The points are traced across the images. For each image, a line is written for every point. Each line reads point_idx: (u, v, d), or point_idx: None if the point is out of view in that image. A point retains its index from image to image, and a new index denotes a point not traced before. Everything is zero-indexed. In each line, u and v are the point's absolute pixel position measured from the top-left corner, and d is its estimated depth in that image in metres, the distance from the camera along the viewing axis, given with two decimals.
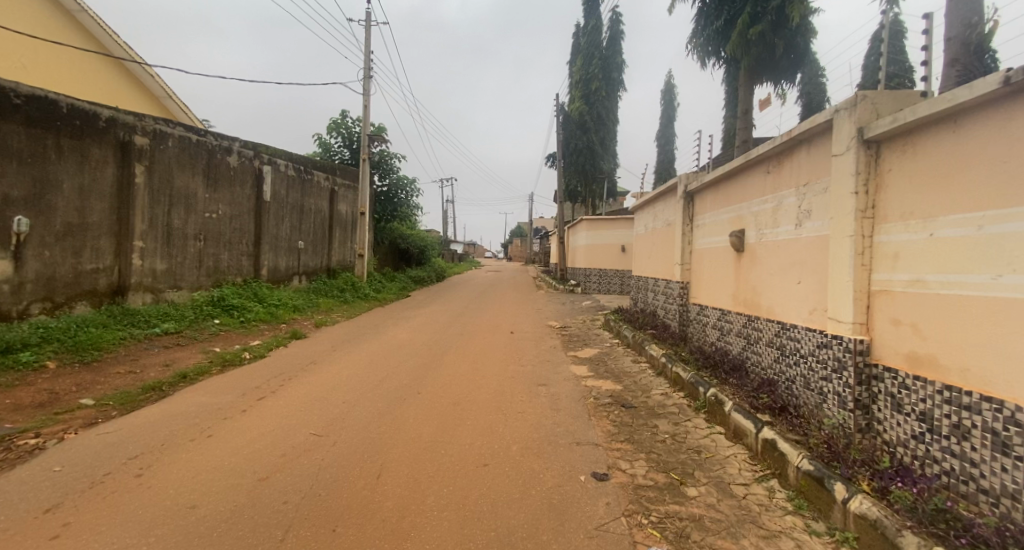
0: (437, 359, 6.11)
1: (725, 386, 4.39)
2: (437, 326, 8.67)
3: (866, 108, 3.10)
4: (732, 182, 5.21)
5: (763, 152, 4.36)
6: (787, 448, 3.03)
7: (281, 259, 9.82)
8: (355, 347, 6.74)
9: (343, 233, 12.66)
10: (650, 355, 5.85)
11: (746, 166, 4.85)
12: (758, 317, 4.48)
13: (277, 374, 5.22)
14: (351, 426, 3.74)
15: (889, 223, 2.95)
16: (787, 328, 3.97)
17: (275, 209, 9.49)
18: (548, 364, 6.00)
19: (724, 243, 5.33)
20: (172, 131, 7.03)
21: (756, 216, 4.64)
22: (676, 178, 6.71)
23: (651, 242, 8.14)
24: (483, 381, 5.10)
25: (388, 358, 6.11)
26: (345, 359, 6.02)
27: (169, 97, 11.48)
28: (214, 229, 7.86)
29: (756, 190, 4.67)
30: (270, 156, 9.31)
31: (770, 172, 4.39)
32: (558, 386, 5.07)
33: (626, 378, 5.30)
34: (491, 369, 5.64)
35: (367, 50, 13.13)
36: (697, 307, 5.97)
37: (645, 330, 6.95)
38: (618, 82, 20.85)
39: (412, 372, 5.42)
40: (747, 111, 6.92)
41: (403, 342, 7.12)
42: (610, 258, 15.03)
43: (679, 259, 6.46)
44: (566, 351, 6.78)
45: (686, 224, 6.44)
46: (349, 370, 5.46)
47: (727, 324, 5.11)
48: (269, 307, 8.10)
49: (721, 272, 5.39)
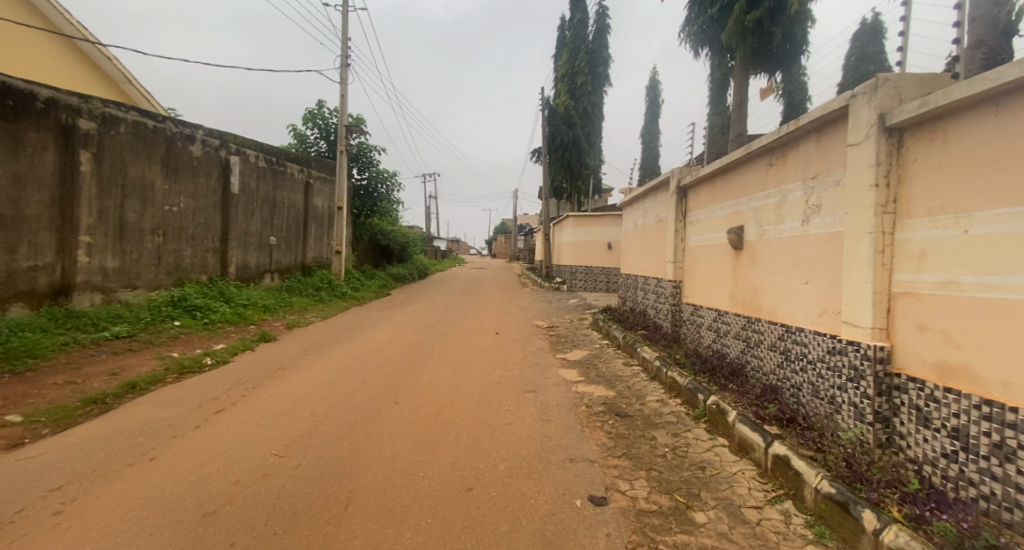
0: (418, 363, 5.71)
1: (725, 392, 4.10)
2: (418, 326, 8.25)
3: (888, 92, 2.82)
4: (729, 176, 4.92)
5: (766, 142, 4.07)
6: (803, 466, 2.74)
7: (251, 256, 9.25)
8: (329, 350, 6.31)
9: (319, 229, 12.09)
10: (642, 357, 5.56)
11: (746, 159, 4.57)
12: (759, 319, 4.21)
13: (240, 382, 4.76)
14: (319, 444, 3.33)
15: (913, 218, 2.68)
16: (792, 332, 3.71)
17: (243, 202, 8.91)
18: (535, 368, 5.67)
19: (721, 240, 5.05)
20: (125, 116, 6.44)
21: (756, 212, 4.36)
22: (669, 172, 6.43)
23: (641, 239, 7.85)
24: (466, 388, 4.74)
25: (364, 362, 5.69)
26: (317, 364, 5.58)
27: (131, 82, 10.84)
28: (175, 223, 7.29)
29: (756, 183, 4.39)
30: (239, 146, 8.71)
31: (772, 165, 4.11)
32: (548, 392, 4.74)
33: (619, 383, 4.99)
34: (475, 374, 5.26)
35: (345, 36, 12.57)
36: (691, 307, 5.70)
37: (636, 330, 6.67)
38: (604, 76, 20.62)
39: (391, 379, 5.02)
40: (742, 102, 6.69)
41: (382, 345, 6.70)
42: (596, 257, 14.77)
43: (671, 257, 6.19)
44: (553, 353, 6.46)
45: (679, 220, 6.16)
46: (320, 377, 5.03)
47: (724, 326, 4.85)
48: (237, 307, 7.56)
49: (717, 271, 5.12)
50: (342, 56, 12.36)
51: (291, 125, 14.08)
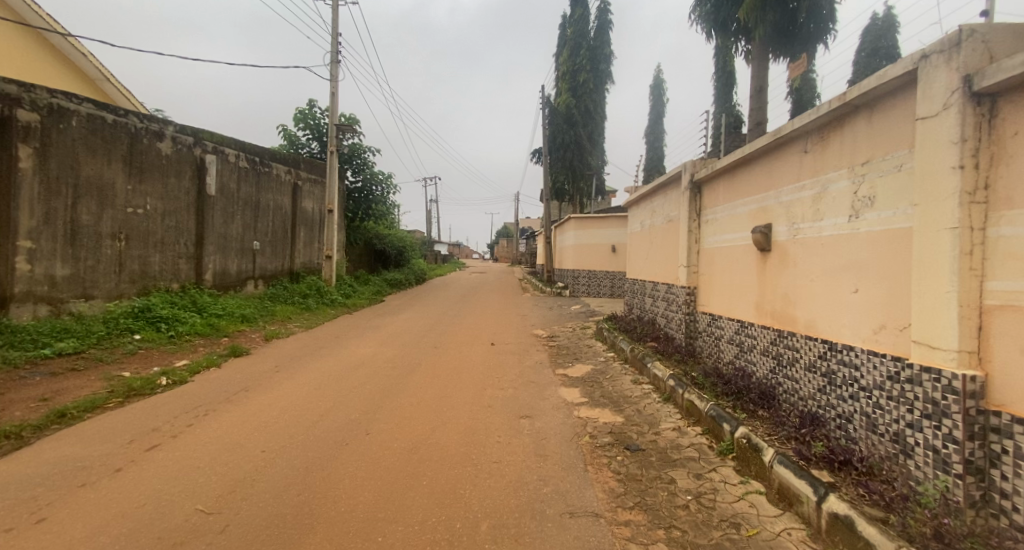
0: (401, 382, 5.08)
1: (755, 421, 3.43)
2: (408, 337, 7.63)
3: (974, 47, 2.15)
4: (753, 168, 4.26)
5: (800, 126, 3.43)
6: (873, 533, 2.07)
7: (231, 262, 8.65)
8: (304, 366, 5.69)
9: (309, 233, 11.50)
10: (653, 375, 4.92)
11: (772, 147, 3.92)
12: (793, 333, 3.56)
13: (190, 407, 4.13)
14: (258, 495, 2.69)
15: (1015, 207, 1.99)
16: (837, 352, 3.06)
17: (222, 204, 8.32)
18: (533, 386, 5.04)
19: (744, 241, 4.40)
20: (77, 108, 5.92)
21: (787, 207, 3.71)
22: (681, 166, 5.78)
23: (649, 241, 7.23)
24: (451, 414, 4.11)
25: (340, 381, 5.07)
26: (287, 383, 4.95)
27: (107, 80, 10.49)
28: (140, 227, 6.71)
29: (786, 174, 3.74)
30: (215, 144, 8.14)
31: (807, 152, 3.45)
32: (545, 418, 4.10)
33: (628, 406, 4.34)
34: (463, 396, 4.62)
35: (335, 31, 12.02)
36: (708, 317, 5.06)
37: (645, 342, 6.03)
38: (606, 73, 20.09)
39: (366, 401, 4.40)
40: (761, 88, 6.11)
41: (365, 359, 6.07)
42: (599, 259, 14.13)
43: (684, 260, 5.55)
44: (554, 367, 5.83)
45: (693, 220, 5.52)
46: (286, 399, 4.42)
47: (749, 340, 4.20)
48: (209, 317, 6.98)
49: (739, 276, 4.48)
50: (331, 52, 11.81)
51: (280, 126, 13.68)
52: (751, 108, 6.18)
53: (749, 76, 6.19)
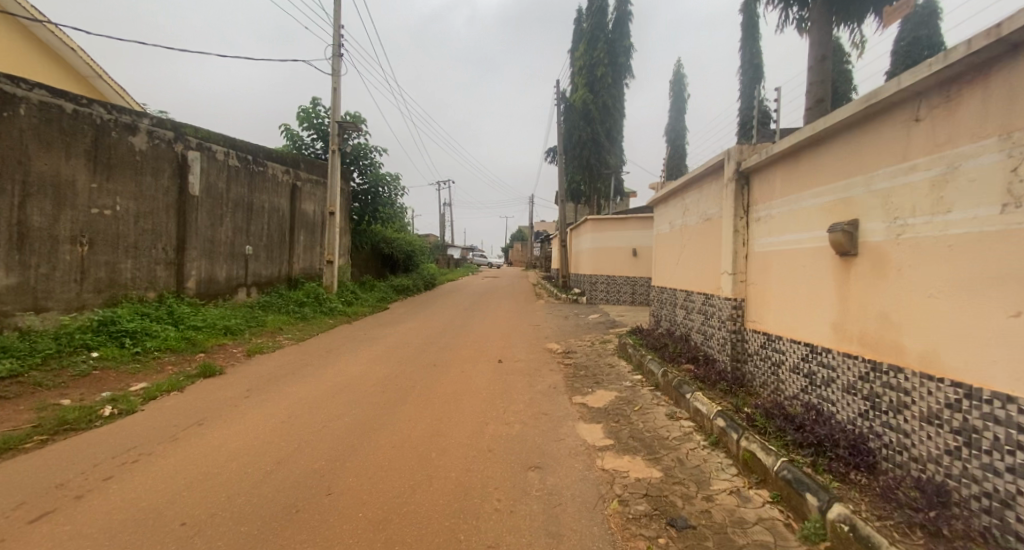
0: (386, 413, 4.25)
1: (850, 492, 2.47)
2: (406, 352, 6.81)
3: None
4: (828, 150, 3.32)
5: (910, 85, 2.48)
6: None
7: (219, 268, 7.98)
8: (279, 390, 4.90)
9: (309, 236, 10.81)
10: (694, 409, 3.99)
11: (859, 120, 2.98)
12: (898, 369, 2.60)
13: (121, 449, 3.35)
14: None
15: None
16: (983, 403, 2.10)
17: (208, 205, 7.67)
18: (545, 420, 4.16)
19: (813, 243, 3.45)
20: (29, 97, 5.34)
21: (885, 197, 2.75)
22: (721, 155, 4.84)
23: (680, 244, 6.29)
24: (441, 464, 3.25)
25: (316, 412, 4.26)
26: (252, 414, 4.16)
27: (99, 77, 10.08)
28: (109, 230, 6.10)
29: (882, 153, 2.79)
30: (201, 140, 7.50)
31: (922, 120, 2.50)
32: (560, 469, 3.21)
33: (666, 454, 3.42)
34: (458, 436, 3.74)
35: (338, 24, 11.40)
36: (763, 338, 4.10)
37: (680, 364, 5.08)
38: (625, 67, 19.17)
39: (338, 443, 3.57)
40: (824, 57, 5.45)
41: (352, 381, 5.26)
42: (619, 264, 13.16)
43: (728, 267, 4.60)
44: (570, 394, 4.93)
45: (740, 217, 4.56)
46: (243, 438, 3.62)
47: (825, 371, 3.24)
48: (186, 330, 6.28)
49: (806, 288, 3.53)
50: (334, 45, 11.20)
51: (284, 125, 13.06)
52: (814, 81, 5.50)
53: (809, 44, 5.48)
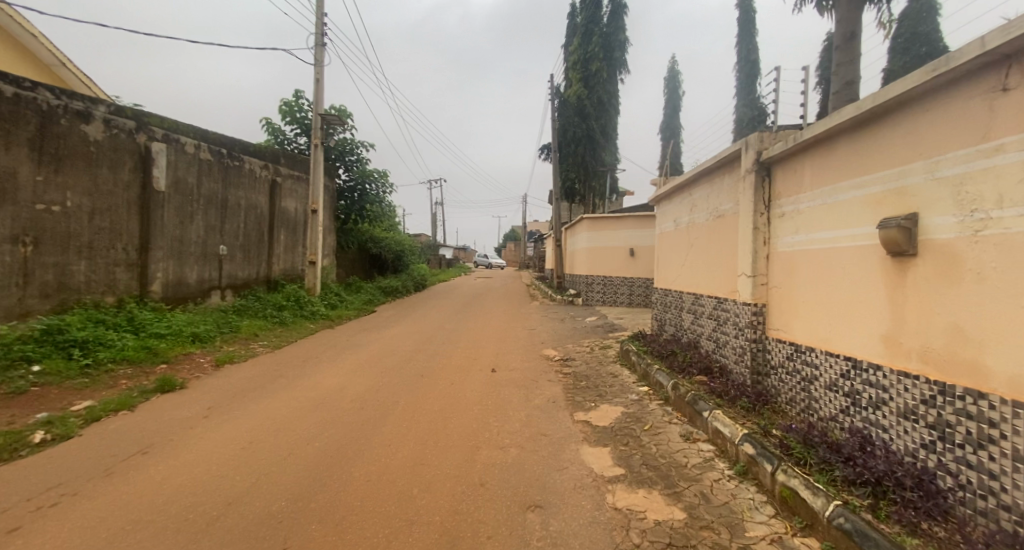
0: (364, 436, 3.72)
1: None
2: (391, 361, 6.27)
3: None
4: (875, 133, 2.84)
5: (997, 45, 1.99)
6: None
7: (190, 270, 7.40)
8: (244, 408, 4.35)
9: (290, 236, 10.21)
10: (714, 430, 3.51)
11: (920, 95, 2.50)
12: (978, 395, 2.12)
13: (41, 490, 2.80)
14: None
15: None
16: None
17: (176, 201, 7.10)
18: (545, 442, 3.66)
19: (856, 242, 2.98)
20: None
21: (958, 185, 2.27)
22: (737, 145, 4.37)
23: (687, 243, 5.83)
24: (425, 504, 2.73)
25: (282, 436, 3.72)
26: (208, 439, 3.62)
27: (64, 65, 9.52)
28: (57, 228, 5.61)
29: (953, 132, 2.31)
30: (167, 131, 6.94)
31: (1010, 90, 2.01)
32: (565, 509, 2.71)
33: (687, 488, 2.93)
34: (445, 465, 3.23)
35: (321, 11, 10.80)
36: (791, 348, 3.63)
37: (693, 375, 4.60)
38: (621, 62, 18.74)
39: (304, 477, 3.04)
40: (853, 34, 5.15)
41: (328, 396, 4.72)
42: (616, 264, 12.71)
43: (748, 269, 4.13)
44: (572, 410, 4.43)
45: (760, 214, 4.09)
46: (192, 471, 3.08)
47: (874, 391, 2.77)
48: (147, 338, 5.71)
49: (846, 294, 3.06)
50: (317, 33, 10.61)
51: (265, 119, 12.46)
52: (840, 61, 5.25)
53: (834, 23, 5.25)
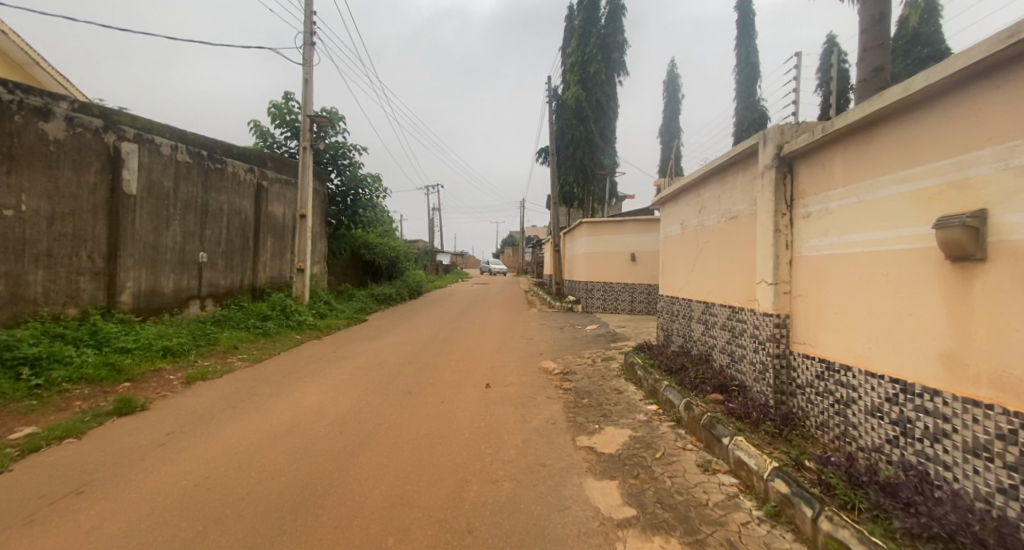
0: (338, 468, 3.27)
1: None
2: (378, 376, 5.82)
3: None
4: (926, 118, 2.44)
5: None
6: None
7: (166, 279, 6.96)
8: (207, 433, 3.90)
9: (277, 242, 9.78)
10: (738, 461, 3.07)
11: (988, 69, 2.09)
12: None
13: None
14: None
15: None
16: None
17: (150, 206, 6.67)
18: (545, 475, 3.21)
19: (904, 245, 2.56)
20: None
21: None
22: (754, 140, 3.97)
23: (696, 247, 5.41)
24: None
25: (244, 469, 3.26)
26: (158, 474, 3.16)
27: (38, 64, 9.11)
28: (10, 234, 5.20)
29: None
30: (140, 131, 6.54)
31: None
32: None
33: (711, 535, 2.49)
34: (428, 506, 2.78)
35: (311, 10, 10.46)
36: (823, 366, 3.20)
37: (708, 394, 4.16)
38: (620, 64, 18.46)
39: (259, 524, 2.58)
40: (882, 16, 4.82)
41: (303, 419, 4.27)
42: (616, 270, 12.30)
43: (769, 275, 3.70)
44: (575, 434, 3.98)
45: (782, 214, 3.67)
46: (129, 517, 2.62)
47: (932, 421, 2.34)
48: (110, 354, 5.25)
49: (892, 305, 2.63)
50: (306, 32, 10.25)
51: (254, 121, 12.08)
52: (866, 47, 4.91)
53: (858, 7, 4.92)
